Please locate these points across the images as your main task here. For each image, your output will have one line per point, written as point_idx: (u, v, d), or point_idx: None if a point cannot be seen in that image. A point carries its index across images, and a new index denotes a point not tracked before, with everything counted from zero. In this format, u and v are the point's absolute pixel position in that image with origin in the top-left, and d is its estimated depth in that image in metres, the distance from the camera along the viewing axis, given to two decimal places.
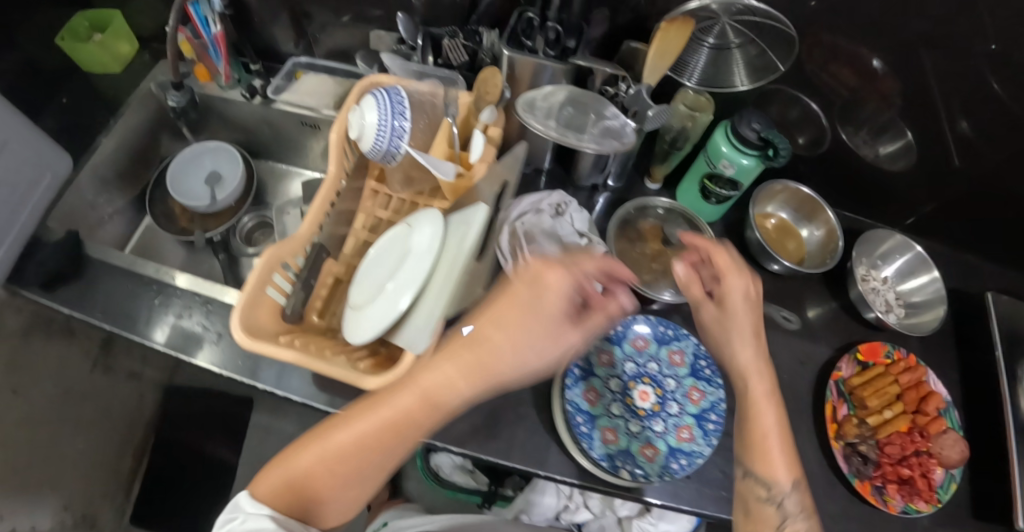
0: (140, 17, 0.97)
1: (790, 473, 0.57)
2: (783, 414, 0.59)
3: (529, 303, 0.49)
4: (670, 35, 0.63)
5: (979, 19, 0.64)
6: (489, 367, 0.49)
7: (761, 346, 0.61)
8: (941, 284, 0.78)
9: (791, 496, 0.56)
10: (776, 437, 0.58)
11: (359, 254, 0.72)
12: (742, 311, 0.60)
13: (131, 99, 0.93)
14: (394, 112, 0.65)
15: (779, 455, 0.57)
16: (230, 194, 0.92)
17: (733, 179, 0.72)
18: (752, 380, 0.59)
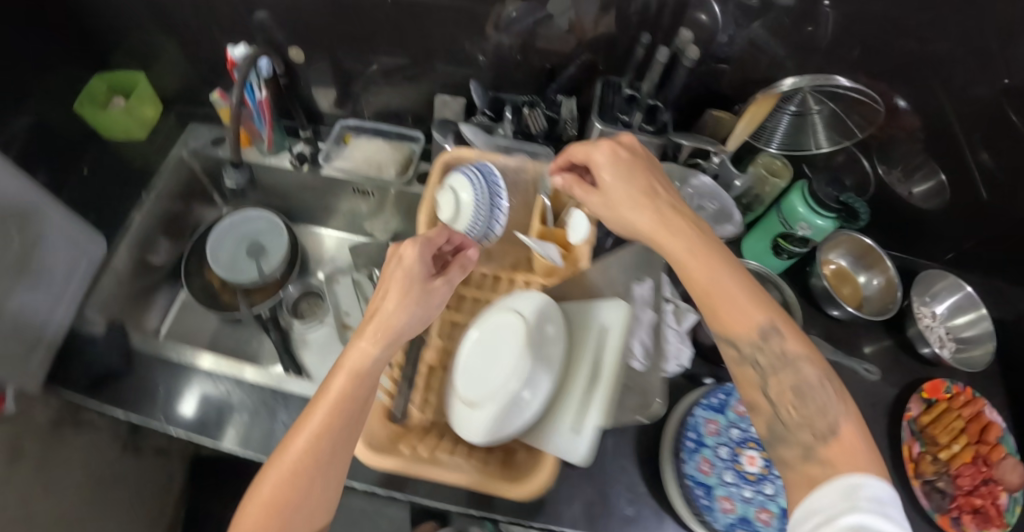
0: (168, 80, 0.94)
1: (755, 316, 0.49)
2: (731, 261, 0.52)
3: (403, 276, 0.54)
4: (759, 108, 0.64)
5: (998, 60, 0.67)
6: (385, 329, 0.52)
7: (652, 204, 0.56)
8: (989, 321, 0.82)
9: (774, 341, 0.49)
10: (726, 284, 0.51)
11: (449, 335, 0.68)
12: (626, 183, 0.57)
13: (163, 167, 0.89)
14: (490, 193, 0.64)
15: (737, 302, 0.50)
16: (278, 264, 0.88)
17: (807, 237, 0.74)
18: (666, 242, 0.54)
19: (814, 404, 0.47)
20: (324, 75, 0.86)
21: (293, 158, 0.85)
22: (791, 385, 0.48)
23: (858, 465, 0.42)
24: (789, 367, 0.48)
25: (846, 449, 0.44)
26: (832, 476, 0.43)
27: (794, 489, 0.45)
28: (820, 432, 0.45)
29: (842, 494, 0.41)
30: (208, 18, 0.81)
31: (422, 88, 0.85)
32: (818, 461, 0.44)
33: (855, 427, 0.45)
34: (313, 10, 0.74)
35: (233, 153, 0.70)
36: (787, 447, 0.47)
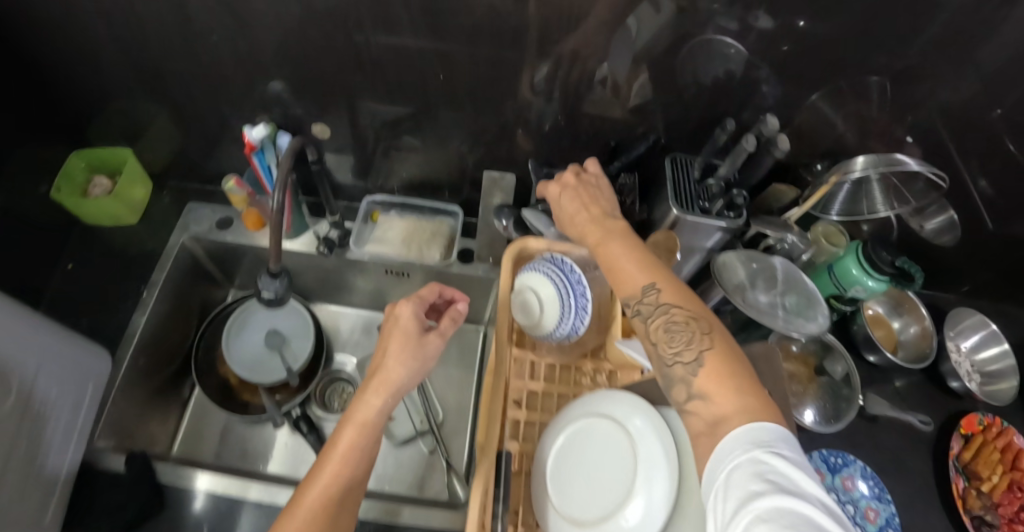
0: (161, 156, 0.85)
1: (639, 279, 0.52)
2: (627, 235, 0.55)
3: (399, 331, 0.53)
4: (829, 188, 0.64)
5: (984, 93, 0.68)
6: (387, 381, 0.50)
7: (590, 201, 0.61)
8: (1012, 356, 0.87)
9: (651, 297, 0.50)
10: (620, 255, 0.54)
11: (523, 436, 0.66)
12: (570, 197, 0.62)
13: (162, 261, 0.80)
14: (574, 291, 0.61)
15: (628, 267, 0.53)
16: (305, 357, 0.82)
17: (860, 297, 0.73)
18: (588, 233, 0.58)
19: (681, 338, 0.48)
20: (345, 144, 0.81)
21: (320, 244, 0.79)
22: (664, 327, 0.49)
23: (728, 403, 0.43)
24: (660, 313, 0.49)
25: (722, 382, 0.44)
26: (717, 415, 0.43)
27: (700, 444, 0.44)
28: (688, 364, 0.47)
29: (733, 445, 0.41)
30: (215, 92, 0.74)
31: (443, 156, 0.82)
32: (695, 396, 0.45)
33: (720, 356, 0.46)
34: (341, 79, 0.70)
35: (272, 261, 0.62)
36: (672, 387, 0.47)
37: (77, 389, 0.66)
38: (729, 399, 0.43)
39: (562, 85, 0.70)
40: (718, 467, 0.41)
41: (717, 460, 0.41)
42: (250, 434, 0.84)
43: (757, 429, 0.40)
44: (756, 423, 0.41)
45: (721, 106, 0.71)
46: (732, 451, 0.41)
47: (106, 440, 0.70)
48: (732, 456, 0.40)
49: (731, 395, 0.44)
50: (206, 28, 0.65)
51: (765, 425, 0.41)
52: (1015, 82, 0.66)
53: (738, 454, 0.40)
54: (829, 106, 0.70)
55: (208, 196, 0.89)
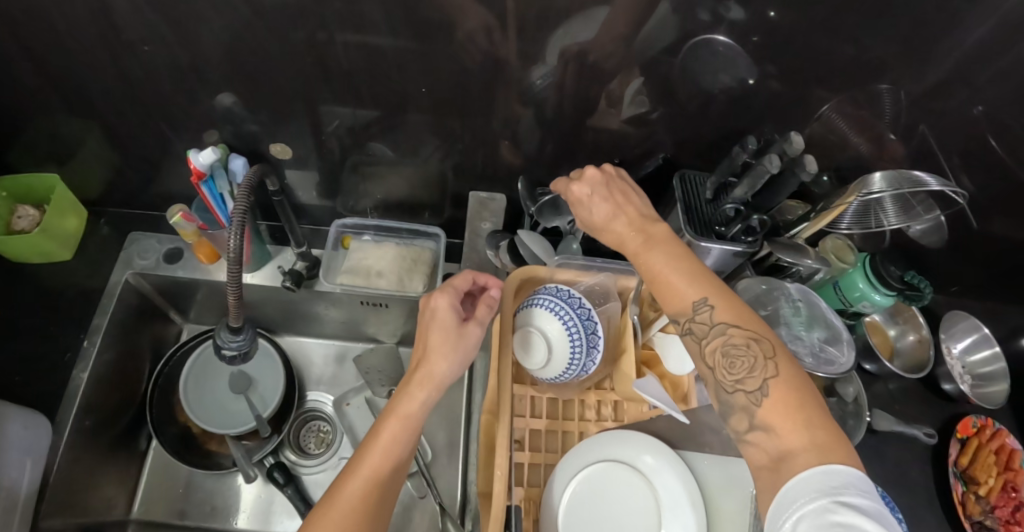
0: (95, 181, 0.75)
1: (688, 294, 0.47)
2: (671, 243, 0.50)
3: (438, 325, 0.49)
4: (845, 207, 0.63)
5: (971, 91, 0.66)
6: (431, 375, 0.46)
7: (624, 204, 0.54)
8: (1003, 359, 0.87)
9: (705, 315, 0.46)
10: (666, 266, 0.48)
11: (533, 481, 0.59)
12: (603, 198, 0.55)
13: (104, 302, 0.71)
14: (585, 328, 0.57)
15: (676, 280, 0.47)
16: (276, 403, 0.74)
17: (868, 311, 0.72)
18: (626, 237, 0.52)
19: (741, 363, 0.43)
20: (309, 162, 0.72)
21: (285, 278, 0.70)
22: (722, 348, 0.44)
23: (799, 438, 0.39)
24: (715, 334, 0.45)
25: (789, 413, 0.40)
26: (782, 450, 0.39)
27: (763, 478, 0.40)
28: (752, 392, 0.42)
29: (797, 491, 0.37)
30: (153, 110, 0.64)
31: (419, 174, 0.75)
32: (757, 427, 0.41)
33: (787, 382, 0.41)
34: (302, 91, 0.62)
35: (231, 318, 0.56)
36: (731, 414, 0.43)
37: (15, 465, 0.60)
38: (797, 433, 0.39)
39: (551, 95, 0.64)
40: (780, 518, 0.37)
41: (778, 508, 0.37)
42: (218, 488, 0.76)
43: (823, 474, 0.36)
44: (829, 466, 0.36)
45: (716, 114, 0.67)
46: (795, 501, 0.36)
47: (51, 518, 0.64)
48: (796, 506, 0.36)
49: (800, 428, 0.39)
50: (136, 39, 0.55)
51: (839, 468, 0.36)
52: (1002, 79, 0.64)
53: (804, 503, 0.36)
54: (827, 105, 0.67)
55: (155, 224, 0.80)
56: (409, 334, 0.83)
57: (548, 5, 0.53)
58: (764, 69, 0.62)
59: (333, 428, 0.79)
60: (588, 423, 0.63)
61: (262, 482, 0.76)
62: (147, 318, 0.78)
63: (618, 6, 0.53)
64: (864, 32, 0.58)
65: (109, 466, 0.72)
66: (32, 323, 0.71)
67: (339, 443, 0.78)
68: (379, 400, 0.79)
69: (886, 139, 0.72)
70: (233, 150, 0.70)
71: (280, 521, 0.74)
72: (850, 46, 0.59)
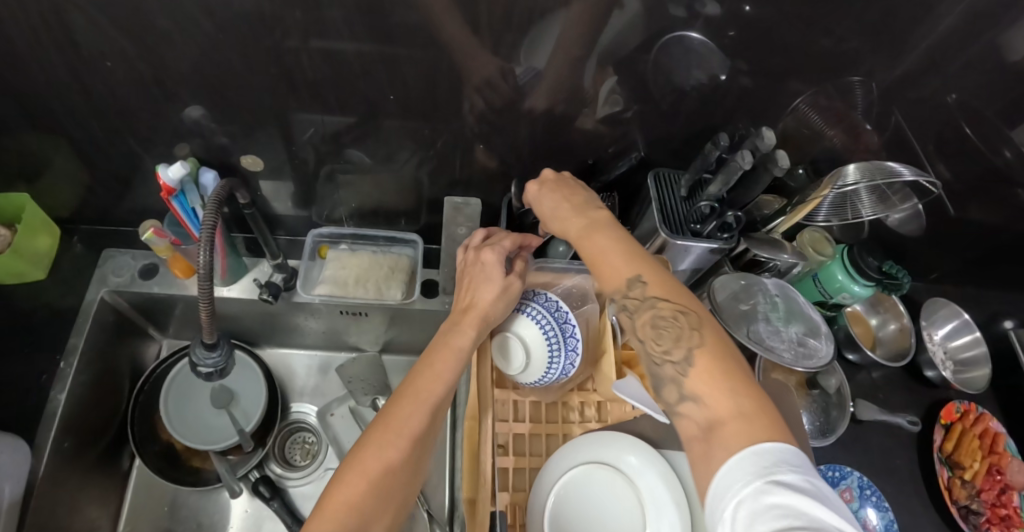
0: (67, 199, 0.74)
1: (622, 273, 0.48)
2: (611, 229, 0.52)
3: (486, 277, 0.56)
4: (820, 199, 0.63)
5: (942, 79, 0.66)
6: (481, 315, 0.54)
7: (569, 195, 0.57)
8: (984, 344, 0.87)
9: (638, 291, 0.46)
10: (605, 248, 0.50)
11: (521, 486, 0.59)
12: (549, 191, 0.57)
13: (79, 321, 0.70)
14: (564, 333, 0.57)
15: (612, 261, 0.49)
16: (259, 416, 0.73)
17: (847, 302, 0.73)
18: (568, 225, 0.54)
19: (670, 335, 0.44)
20: (282, 173, 0.72)
21: (262, 290, 0.68)
22: (651, 321, 0.45)
23: (724, 406, 0.39)
24: (648, 307, 0.46)
25: (714, 383, 0.41)
26: (710, 419, 0.39)
27: (692, 448, 0.40)
28: (679, 362, 0.43)
29: (732, 478, 0.35)
30: (120, 126, 0.63)
31: (396, 180, 0.74)
32: (687, 398, 0.42)
33: (711, 351, 0.42)
34: (271, 101, 0.61)
35: (206, 334, 0.54)
36: (662, 387, 0.44)
37: None
38: (722, 402, 0.40)
39: (523, 97, 0.63)
40: (719, 506, 0.36)
41: (716, 497, 0.36)
42: (204, 506, 0.75)
43: (753, 456, 0.35)
44: (758, 446, 0.36)
45: (690, 111, 0.67)
46: (732, 488, 0.35)
47: None
48: (732, 492, 0.35)
49: (726, 397, 0.40)
50: (97, 54, 0.54)
51: (769, 446, 0.36)
52: (972, 67, 0.65)
53: (740, 487, 0.35)
54: (800, 98, 0.67)
55: (130, 240, 0.79)
56: (391, 342, 0.82)
57: (516, 7, 0.52)
58: (735, 65, 0.62)
59: (318, 439, 0.79)
60: (573, 425, 0.63)
61: (249, 497, 0.75)
62: (123, 335, 0.77)
63: (585, 8, 0.53)
64: (832, 27, 0.58)
65: (92, 487, 0.71)
66: (5, 346, 0.70)
67: (326, 454, 0.77)
68: (364, 410, 0.79)
69: (861, 131, 0.72)
70: (203, 163, 0.69)
71: None
72: (819, 40, 0.59)
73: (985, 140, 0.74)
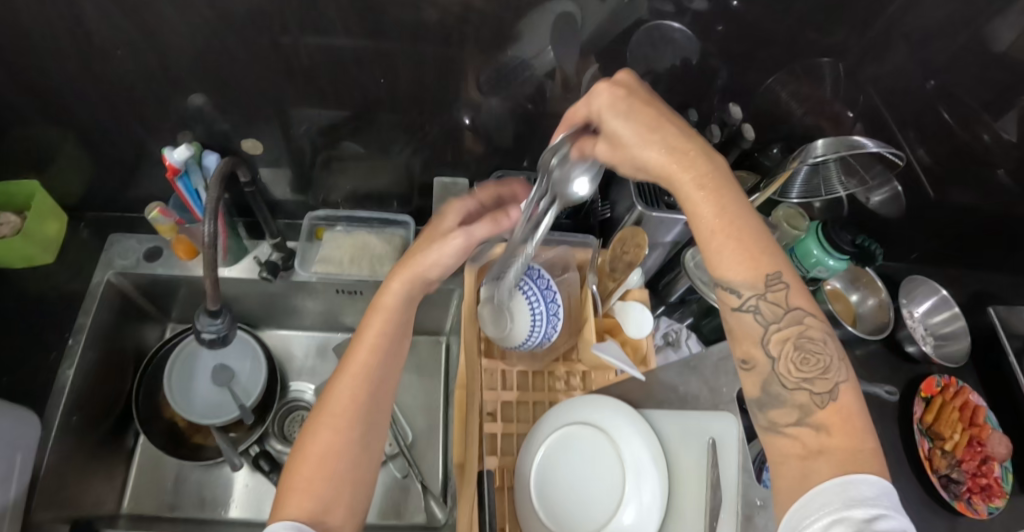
0: (73, 186, 0.77)
1: (756, 267, 0.40)
2: (740, 198, 0.40)
3: (423, 234, 0.53)
4: (791, 173, 0.66)
5: (911, 63, 0.69)
6: (411, 274, 0.51)
7: (672, 126, 0.41)
8: (963, 319, 0.90)
9: (779, 294, 0.40)
10: (731, 228, 0.40)
11: (508, 450, 0.62)
12: (632, 105, 0.41)
13: (87, 301, 0.73)
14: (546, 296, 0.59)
15: (742, 249, 0.40)
16: (258, 392, 0.76)
17: (824, 275, 0.76)
18: (684, 179, 0.40)
19: (815, 360, 0.39)
20: (280, 159, 0.75)
21: (262, 269, 0.74)
22: (795, 340, 0.40)
23: (856, 443, 0.36)
24: (790, 320, 0.40)
25: (853, 425, 0.37)
26: (826, 447, 0.37)
27: (788, 467, 0.38)
28: (819, 393, 0.38)
29: (830, 495, 0.34)
30: (126, 113, 0.66)
31: (389, 166, 0.78)
32: (806, 425, 0.38)
33: (854, 391, 0.39)
34: (270, 90, 0.64)
35: (208, 301, 0.58)
36: (776, 404, 0.40)
37: (7, 459, 0.61)
38: (853, 438, 0.36)
39: (509, 83, 0.66)
40: (805, 517, 0.34)
41: (803, 510, 0.34)
42: (208, 479, 0.78)
43: (857, 483, 0.34)
44: (858, 475, 0.34)
45: (669, 94, 0.70)
46: (828, 506, 0.34)
47: (43, 511, 0.65)
48: (828, 509, 0.33)
49: (858, 436, 0.37)
50: (107, 44, 0.58)
51: (870, 479, 0.34)
52: (939, 51, 0.68)
53: (835, 509, 0.33)
54: (771, 80, 0.70)
55: (135, 225, 0.82)
56: None
57: None
58: (710, 48, 0.65)
59: None
60: (558, 393, 0.66)
61: (249, 471, 0.78)
62: (128, 316, 0.80)
63: None
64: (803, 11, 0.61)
65: (99, 461, 0.74)
66: (17, 326, 0.73)
67: None
68: None
69: (836, 114, 0.75)
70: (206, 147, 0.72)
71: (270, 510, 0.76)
72: (791, 24, 0.63)
73: (957, 123, 0.77)
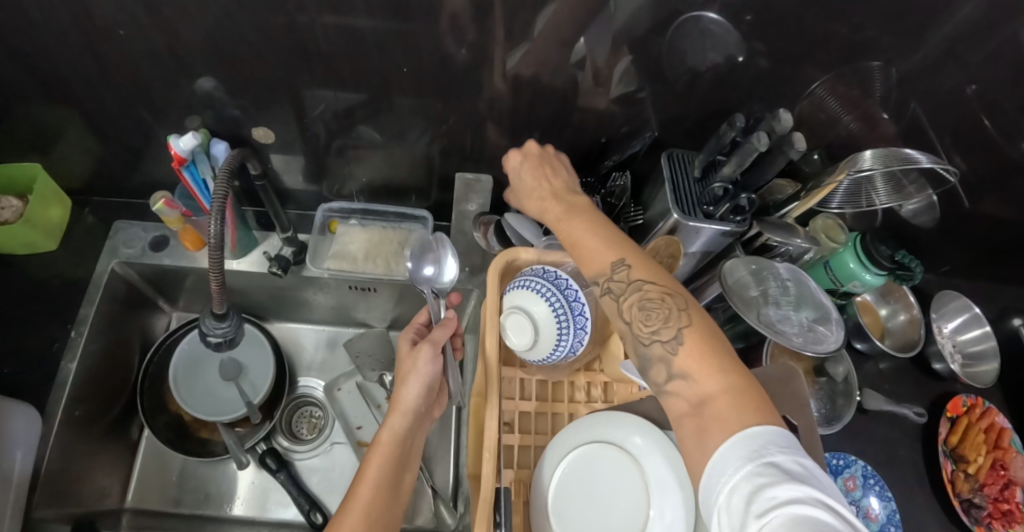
0: (78, 171, 0.74)
1: (605, 254, 0.48)
2: (592, 214, 0.53)
3: (402, 357, 0.57)
4: (836, 185, 0.62)
5: (961, 71, 0.65)
6: (401, 401, 0.54)
7: (549, 175, 0.58)
8: (993, 339, 0.87)
9: (623, 274, 0.46)
10: (583, 231, 0.51)
11: (527, 463, 0.60)
12: (531, 168, 0.59)
13: (90, 292, 0.71)
14: (574, 314, 0.57)
15: (593, 246, 0.49)
16: (266, 390, 0.75)
17: (860, 290, 0.73)
18: (550, 214, 0.54)
19: (657, 315, 0.43)
20: (294, 148, 0.72)
21: (272, 264, 0.71)
22: (639, 303, 0.45)
23: (712, 383, 0.39)
24: (632, 290, 0.45)
25: (704, 358, 0.41)
26: (704, 395, 0.39)
27: (686, 426, 0.40)
28: (667, 341, 0.42)
29: (727, 460, 0.36)
30: (132, 96, 0.63)
31: (406, 158, 0.74)
32: (676, 376, 0.41)
33: (700, 332, 0.42)
34: (284, 76, 0.61)
35: (216, 304, 0.55)
36: (649, 369, 0.43)
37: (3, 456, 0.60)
38: (713, 378, 0.39)
39: (535, 77, 0.63)
40: (713, 492, 0.36)
41: (710, 483, 0.36)
42: (214, 476, 0.76)
43: (748, 436, 0.36)
44: (747, 430, 0.36)
45: (705, 95, 0.66)
46: (727, 472, 0.35)
47: (46, 509, 0.64)
48: (727, 476, 0.35)
49: (715, 375, 0.40)
50: (111, 23, 0.54)
51: (757, 429, 0.36)
52: (992, 60, 0.64)
53: (733, 472, 0.35)
54: (816, 84, 0.66)
55: (142, 211, 0.79)
56: (399, 319, 0.83)
57: None
58: (754, 47, 0.61)
59: (324, 413, 0.80)
60: (578, 405, 0.63)
61: (255, 468, 0.76)
62: (132, 306, 0.78)
63: None
64: (854, 12, 0.58)
65: (102, 455, 0.72)
66: (20, 314, 0.71)
67: (332, 430, 0.79)
68: (369, 384, 0.81)
69: (876, 120, 0.72)
70: (217, 133, 0.69)
71: (273, 509, 0.74)
72: (835, 26, 0.59)
73: (1004, 134, 0.73)
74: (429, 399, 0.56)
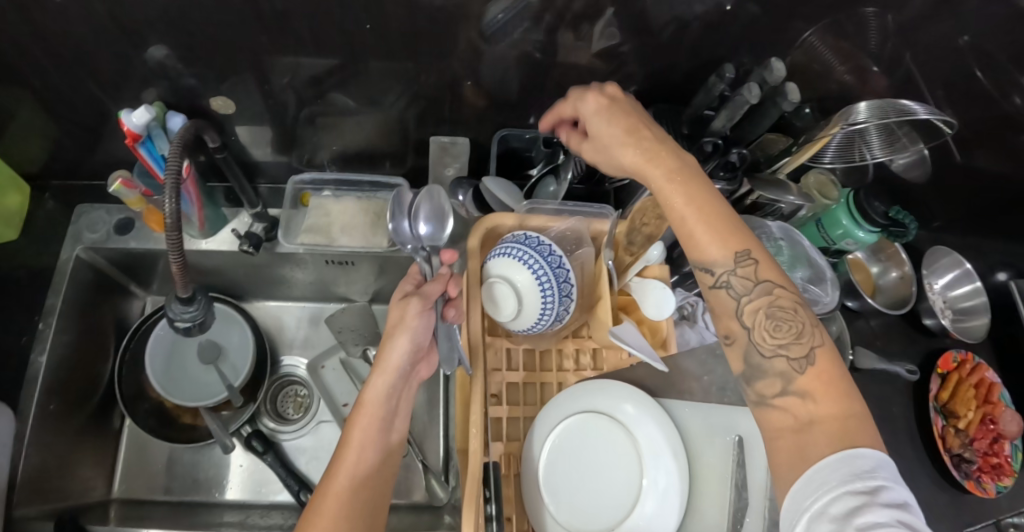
0: (31, 155, 0.70)
1: (726, 245, 0.45)
2: (698, 181, 0.47)
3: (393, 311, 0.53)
4: (828, 139, 0.60)
5: (952, 19, 0.63)
6: (386, 363, 0.51)
7: (632, 123, 0.51)
8: (984, 295, 0.86)
9: (749, 269, 0.45)
10: (692, 207, 0.47)
11: (520, 435, 0.58)
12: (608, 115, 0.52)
13: (56, 281, 0.68)
14: (558, 282, 0.54)
15: (708, 232, 0.46)
16: (247, 372, 0.72)
17: (853, 247, 0.71)
18: (650, 171, 0.49)
19: (788, 328, 0.43)
20: (260, 119, 0.68)
21: (243, 242, 0.68)
22: (766, 310, 0.44)
23: (841, 409, 0.39)
24: (762, 292, 0.44)
25: (828, 388, 0.41)
26: (815, 416, 0.40)
27: (781, 444, 0.41)
28: (796, 359, 0.42)
29: (829, 474, 0.36)
30: (80, 70, 0.59)
31: (380, 125, 0.71)
32: (790, 393, 0.41)
33: (831, 355, 0.42)
34: (243, 42, 0.56)
35: (179, 288, 0.54)
36: (760, 378, 0.43)
37: None
38: (838, 405, 0.40)
39: (513, 33, 0.59)
40: (806, 497, 0.37)
41: (805, 489, 0.37)
42: (201, 462, 0.74)
43: (855, 458, 0.36)
44: (855, 451, 0.37)
45: (691, 47, 0.63)
46: (826, 484, 0.36)
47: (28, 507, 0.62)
48: (826, 487, 0.36)
49: (836, 399, 0.40)
50: None
51: (865, 453, 0.36)
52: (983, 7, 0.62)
53: (834, 485, 0.36)
54: (807, 32, 0.63)
55: (105, 194, 0.75)
56: (381, 292, 0.81)
57: None
58: None
59: (310, 392, 0.78)
60: (567, 373, 0.61)
61: (242, 451, 0.75)
62: (103, 293, 0.74)
63: None
64: None
65: (81, 448, 0.70)
66: None
67: (319, 408, 0.77)
68: (353, 361, 0.79)
69: (866, 71, 0.69)
70: (177, 107, 0.65)
71: (268, 490, 0.74)
72: None
73: (996, 83, 0.71)
74: (415, 359, 0.53)
